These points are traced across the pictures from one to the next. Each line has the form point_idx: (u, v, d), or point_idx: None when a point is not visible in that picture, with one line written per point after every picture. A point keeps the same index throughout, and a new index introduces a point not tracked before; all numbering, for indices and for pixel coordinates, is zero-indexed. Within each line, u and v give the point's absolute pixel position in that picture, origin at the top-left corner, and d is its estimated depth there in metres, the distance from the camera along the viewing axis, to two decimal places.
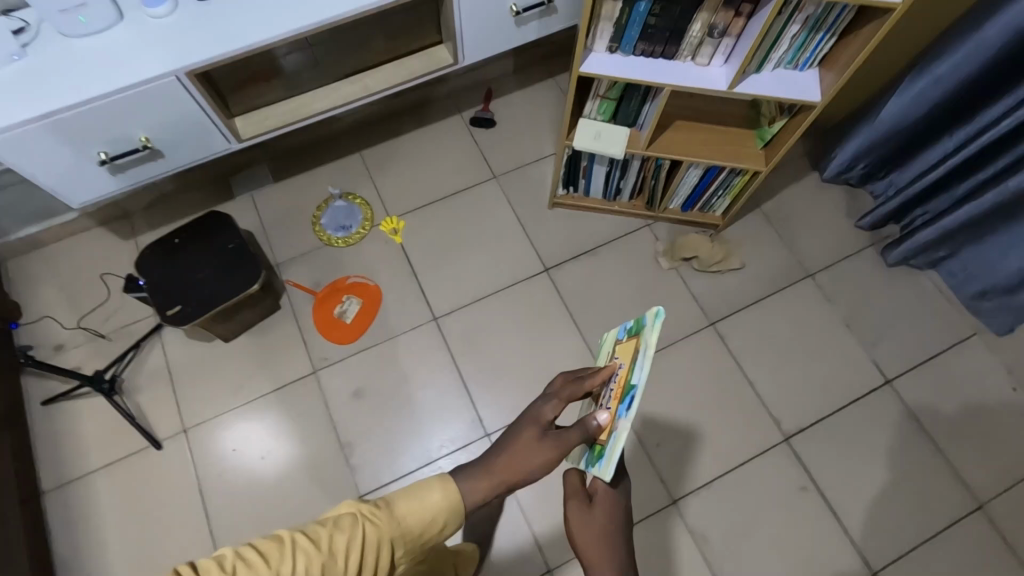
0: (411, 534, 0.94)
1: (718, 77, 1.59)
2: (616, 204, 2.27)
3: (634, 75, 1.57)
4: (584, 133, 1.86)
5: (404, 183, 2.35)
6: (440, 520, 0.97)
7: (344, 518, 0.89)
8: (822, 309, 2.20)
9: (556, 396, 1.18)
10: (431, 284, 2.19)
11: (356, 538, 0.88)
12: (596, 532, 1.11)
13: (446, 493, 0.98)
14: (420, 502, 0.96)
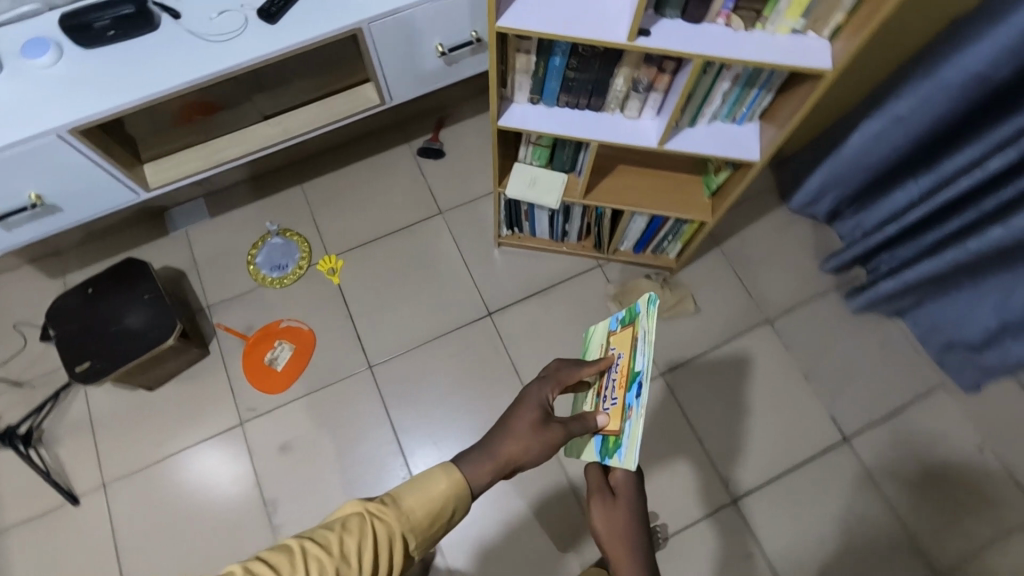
0: (424, 523, 0.96)
1: (649, 131, 1.47)
2: (565, 245, 2.15)
3: (556, 128, 1.45)
4: (518, 180, 1.75)
5: (345, 219, 2.25)
6: (447, 508, 0.99)
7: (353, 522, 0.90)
8: (779, 359, 2.07)
9: (555, 384, 1.28)
10: (367, 329, 2.10)
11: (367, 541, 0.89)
12: (621, 520, 1.19)
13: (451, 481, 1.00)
14: (427, 491, 0.98)
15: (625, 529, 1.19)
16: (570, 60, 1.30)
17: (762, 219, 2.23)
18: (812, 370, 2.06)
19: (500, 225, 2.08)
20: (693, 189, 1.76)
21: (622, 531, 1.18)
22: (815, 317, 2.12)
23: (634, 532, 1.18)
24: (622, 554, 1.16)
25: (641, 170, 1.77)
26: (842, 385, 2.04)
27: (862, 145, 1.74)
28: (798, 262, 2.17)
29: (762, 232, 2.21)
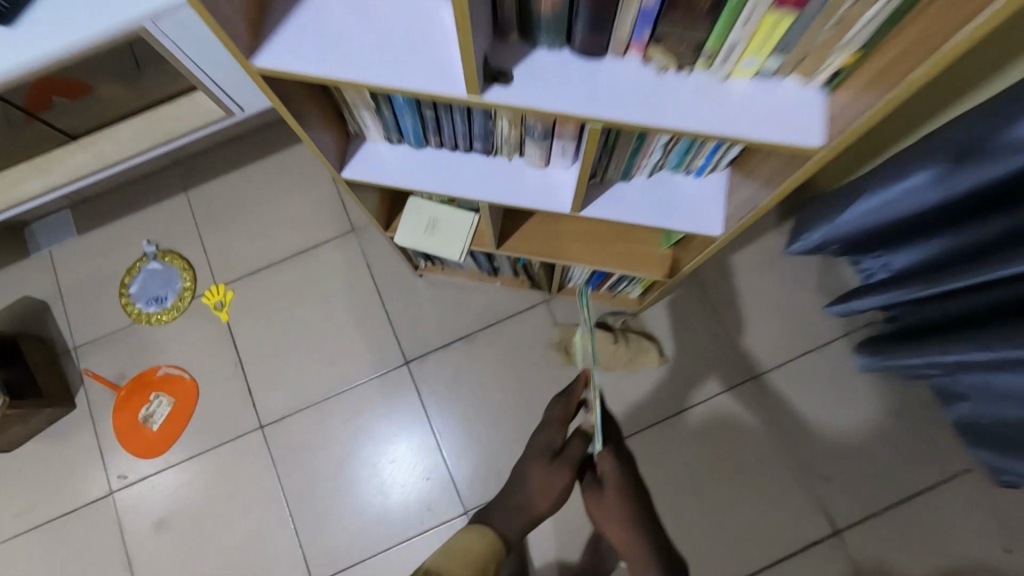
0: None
1: (562, 186, 1.01)
2: (499, 280, 1.72)
3: (426, 182, 1.01)
4: (412, 224, 1.30)
5: (236, 237, 1.84)
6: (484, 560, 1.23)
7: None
8: (760, 425, 1.68)
9: (551, 424, 1.39)
10: (259, 379, 1.75)
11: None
12: (611, 506, 1.26)
13: (483, 535, 1.29)
14: (465, 547, 1.25)
15: (619, 510, 1.26)
16: (419, 99, 0.83)
17: (753, 242, 1.78)
18: (801, 441, 1.66)
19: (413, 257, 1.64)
20: (647, 236, 1.31)
21: (616, 515, 1.26)
22: (811, 372, 1.70)
23: (628, 513, 1.26)
24: (625, 537, 1.26)
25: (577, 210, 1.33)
26: (838, 460, 1.64)
27: (869, 210, 1.21)
28: (792, 296, 1.75)
29: (750, 258, 1.77)
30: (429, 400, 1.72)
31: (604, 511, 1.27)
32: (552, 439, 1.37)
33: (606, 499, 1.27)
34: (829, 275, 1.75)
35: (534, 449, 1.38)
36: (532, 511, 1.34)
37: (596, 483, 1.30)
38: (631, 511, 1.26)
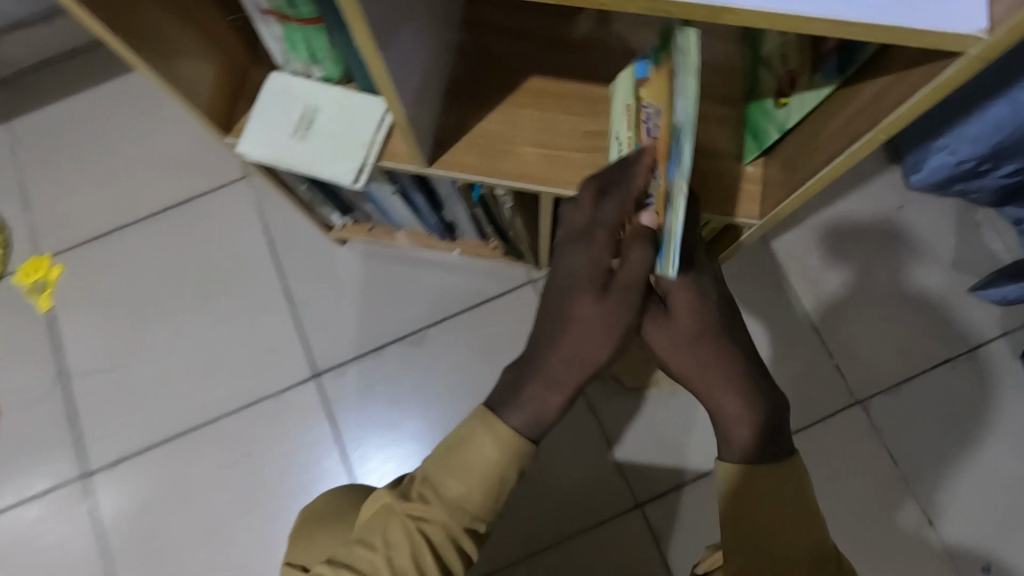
0: (486, 509, 0.57)
1: None
2: (458, 245, 1.09)
3: None
4: (272, 116, 0.70)
5: (70, 186, 1.22)
6: (501, 480, 0.57)
7: (392, 530, 0.55)
8: (874, 479, 1.05)
9: (586, 196, 0.60)
10: (89, 401, 1.12)
11: (422, 549, 0.55)
12: (700, 353, 0.59)
13: (498, 440, 0.56)
14: (467, 454, 0.56)
15: (715, 359, 0.58)
16: None
17: (853, 193, 1.15)
18: (938, 504, 1.04)
19: (317, 208, 1.02)
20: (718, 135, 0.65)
21: (706, 367, 0.58)
22: (949, 393, 1.08)
23: (725, 359, 0.58)
24: (732, 403, 0.57)
25: (584, 92, 0.70)
26: (1000, 534, 1.03)
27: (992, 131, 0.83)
28: (916, 275, 1.12)
29: (849, 219, 1.15)
30: (349, 435, 1.09)
31: (679, 352, 0.59)
32: (590, 254, 0.58)
33: (686, 333, 0.59)
34: (972, 244, 1.13)
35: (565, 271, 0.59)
36: (566, 359, 0.58)
37: (665, 308, 0.60)
38: (733, 361, 0.58)
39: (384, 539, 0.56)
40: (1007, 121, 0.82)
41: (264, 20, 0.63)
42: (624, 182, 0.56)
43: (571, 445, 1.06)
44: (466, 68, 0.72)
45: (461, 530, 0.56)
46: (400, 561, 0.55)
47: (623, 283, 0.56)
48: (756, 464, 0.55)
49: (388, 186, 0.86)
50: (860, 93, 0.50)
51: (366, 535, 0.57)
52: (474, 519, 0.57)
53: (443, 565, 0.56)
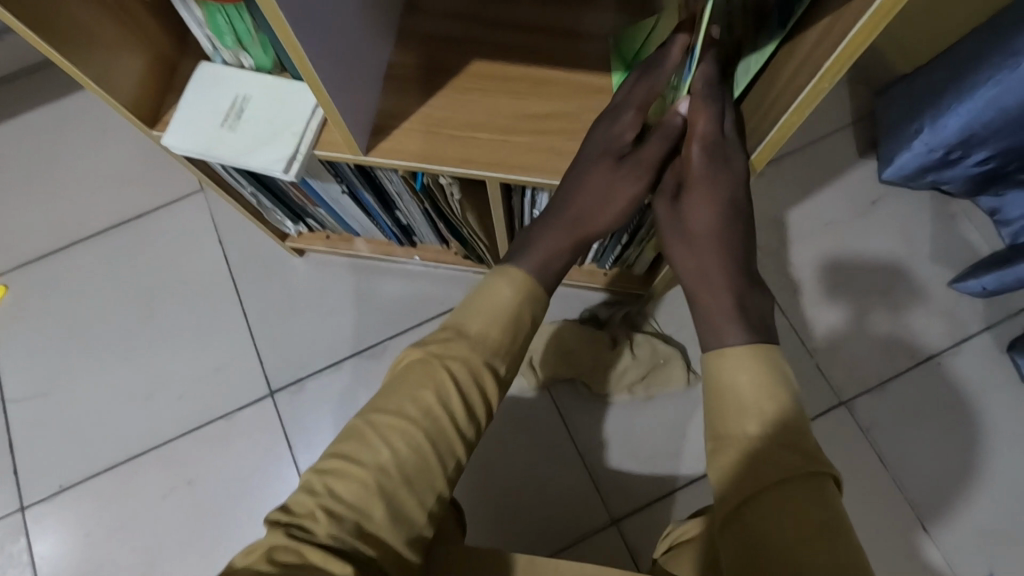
0: (507, 347, 0.55)
1: None
2: (418, 252, 1.05)
3: None
4: (200, 106, 0.66)
5: (15, 205, 1.17)
6: (518, 318, 0.56)
7: (415, 373, 0.52)
8: (865, 484, 0.99)
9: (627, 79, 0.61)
10: (28, 430, 1.05)
11: (450, 387, 0.52)
12: (700, 241, 0.56)
13: (513, 279, 0.56)
14: (485, 297, 0.56)
15: (710, 249, 0.56)
16: None
17: (825, 189, 1.12)
18: (934, 508, 0.98)
19: (268, 215, 0.97)
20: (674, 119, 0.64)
21: (700, 254, 0.56)
22: (937, 390, 1.03)
23: (721, 250, 0.56)
24: (714, 295, 0.54)
25: (529, 75, 0.68)
26: (1003, 539, 0.96)
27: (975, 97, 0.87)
28: (894, 270, 1.09)
29: (823, 215, 1.11)
30: (306, 457, 1.02)
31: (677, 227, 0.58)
32: (618, 128, 0.60)
33: (692, 220, 0.57)
34: (949, 236, 1.10)
35: (590, 142, 0.61)
36: (578, 223, 0.62)
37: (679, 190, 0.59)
38: (730, 254, 0.56)
39: (406, 383, 0.52)
40: (983, 101, 0.86)
41: (184, 4, 0.60)
42: (653, 69, 0.58)
43: (543, 458, 1.00)
44: (408, 55, 0.69)
45: (485, 365, 0.53)
46: (426, 400, 0.51)
47: (642, 159, 0.60)
48: (722, 348, 0.51)
49: (336, 186, 0.83)
50: (809, 39, 0.46)
51: (388, 388, 0.53)
52: (496, 357, 0.54)
53: (469, 404, 0.52)
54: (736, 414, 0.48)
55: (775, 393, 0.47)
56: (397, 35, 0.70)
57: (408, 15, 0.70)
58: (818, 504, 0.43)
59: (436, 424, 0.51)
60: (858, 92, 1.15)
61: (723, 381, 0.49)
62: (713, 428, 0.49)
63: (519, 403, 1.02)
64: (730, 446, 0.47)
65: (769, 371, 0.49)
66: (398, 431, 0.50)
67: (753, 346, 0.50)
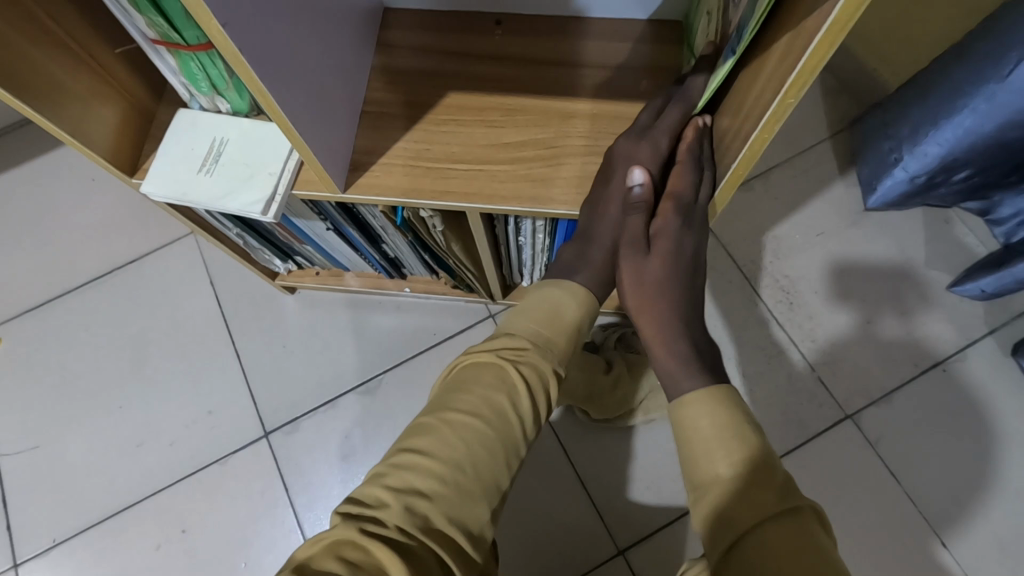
0: (567, 352, 0.57)
1: None
2: (409, 284, 1.04)
3: None
4: (177, 154, 0.67)
5: (8, 258, 1.18)
6: (577, 326, 0.59)
7: (485, 373, 0.53)
8: (878, 501, 0.96)
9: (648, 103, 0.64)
10: (22, 484, 1.04)
11: (521, 388, 0.53)
12: (660, 286, 0.61)
13: (575, 292, 0.60)
14: (546, 305, 0.59)
15: (664, 296, 0.61)
16: None
17: (815, 200, 1.12)
18: (950, 522, 0.95)
19: (256, 256, 0.97)
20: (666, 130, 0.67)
21: (652, 303, 0.61)
22: (946, 400, 1.01)
23: (672, 304, 0.61)
24: (663, 343, 0.59)
25: (503, 105, 0.68)
26: None
27: (955, 127, 0.87)
28: (893, 278, 1.07)
29: (814, 226, 1.11)
30: (303, 499, 1.00)
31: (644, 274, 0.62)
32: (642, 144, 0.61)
33: (649, 272, 0.62)
34: (944, 241, 1.08)
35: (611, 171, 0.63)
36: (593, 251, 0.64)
37: (644, 242, 0.62)
38: (680, 310, 0.61)
39: (478, 382, 0.53)
40: (962, 129, 0.86)
41: (156, 52, 0.60)
42: (683, 97, 0.61)
43: (545, 489, 0.97)
44: (383, 91, 0.70)
45: (551, 368, 0.55)
46: (499, 399, 0.52)
47: (637, 196, 0.62)
48: (682, 395, 0.54)
49: (320, 223, 0.83)
50: (773, 54, 0.46)
51: (456, 387, 0.54)
52: (560, 362, 0.57)
53: (535, 408, 0.54)
54: (707, 453, 0.49)
55: (744, 432, 0.49)
56: (372, 73, 0.71)
57: (384, 55, 0.71)
58: (797, 538, 0.43)
59: (508, 423, 0.52)
60: (840, 103, 1.16)
61: (691, 425, 0.51)
62: (690, 476, 0.50)
63: None
64: (710, 491, 0.48)
65: (731, 413, 0.51)
66: (472, 427, 0.50)
67: (714, 389, 0.53)
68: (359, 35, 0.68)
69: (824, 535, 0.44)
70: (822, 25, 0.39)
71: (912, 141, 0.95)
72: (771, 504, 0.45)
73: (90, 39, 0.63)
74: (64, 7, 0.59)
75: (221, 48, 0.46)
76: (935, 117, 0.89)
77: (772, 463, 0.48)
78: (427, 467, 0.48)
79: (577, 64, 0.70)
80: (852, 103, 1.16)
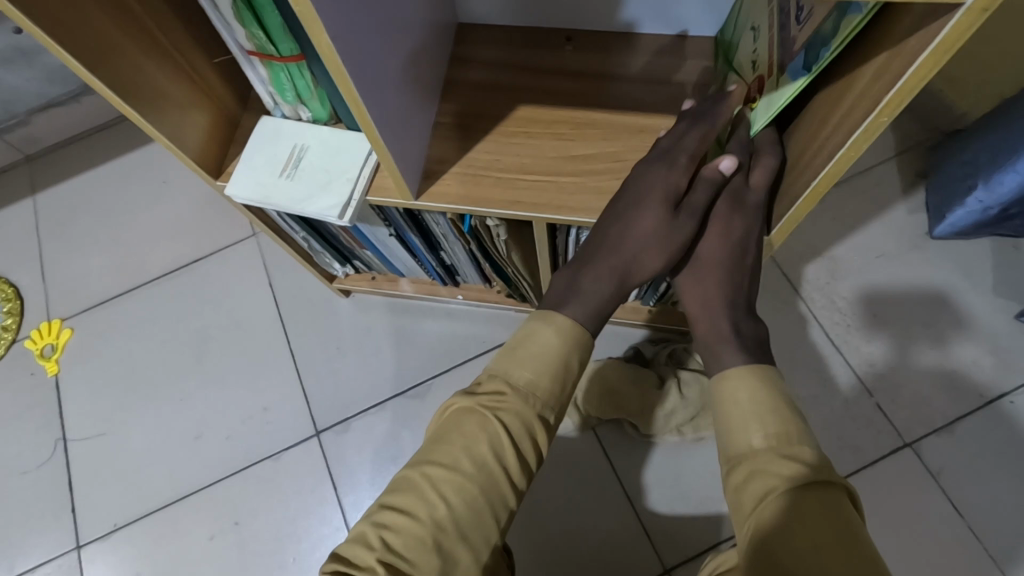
0: (558, 394, 0.55)
1: None
2: (461, 291, 1.06)
3: None
4: (260, 159, 0.70)
5: (86, 253, 1.25)
6: (567, 367, 0.55)
7: (466, 424, 0.52)
8: (939, 533, 0.93)
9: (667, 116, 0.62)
10: (88, 469, 1.09)
11: (503, 440, 0.51)
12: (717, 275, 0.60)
13: (561, 326, 0.56)
14: (532, 346, 0.55)
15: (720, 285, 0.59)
16: None
17: (874, 221, 1.10)
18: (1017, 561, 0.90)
19: (318, 259, 1.01)
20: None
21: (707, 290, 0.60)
22: (1014, 434, 0.96)
23: (725, 289, 0.59)
24: (713, 324, 0.57)
25: (571, 119, 0.70)
26: None
27: None
28: (957, 304, 1.04)
29: (873, 247, 1.08)
30: (350, 497, 1.02)
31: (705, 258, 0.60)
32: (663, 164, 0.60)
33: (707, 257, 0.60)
34: (1012, 268, 1.05)
35: (633, 185, 0.61)
36: (603, 264, 0.60)
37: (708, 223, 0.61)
38: (735, 295, 0.59)
39: (459, 434, 0.52)
40: None
41: (250, 63, 0.64)
42: (710, 115, 0.60)
43: (592, 501, 0.97)
44: (455, 103, 0.72)
45: (537, 416, 0.53)
46: (480, 453, 0.51)
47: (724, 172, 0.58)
48: (723, 370, 0.54)
49: (384, 230, 0.85)
50: (864, 74, 0.47)
51: (439, 438, 0.53)
52: (546, 406, 0.54)
53: (522, 455, 0.52)
54: (742, 424, 0.49)
55: (781, 408, 0.49)
56: (445, 87, 0.73)
57: (457, 70, 0.74)
58: (829, 513, 0.43)
59: (491, 477, 0.50)
60: (902, 122, 1.12)
61: (727, 398, 0.52)
62: (724, 450, 0.50)
63: (566, 443, 1.00)
64: (742, 463, 0.48)
65: (772, 390, 0.51)
66: (451, 485, 0.49)
67: (751, 365, 0.53)
68: (434, 50, 0.71)
69: (857, 517, 0.44)
70: (927, 44, 0.41)
71: (988, 165, 0.94)
72: (807, 474, 0.45)
73: (189, 53, 0.67)
74: (171, 23, 0.64)
75: (326, 58, 0.50)
76: (1017, 141, 0.90)
77: (808, 440, 0.48)
78: (402, 528, 0.48)
79: (645, 78, 0.71)
80: (912, 124, 1.13)
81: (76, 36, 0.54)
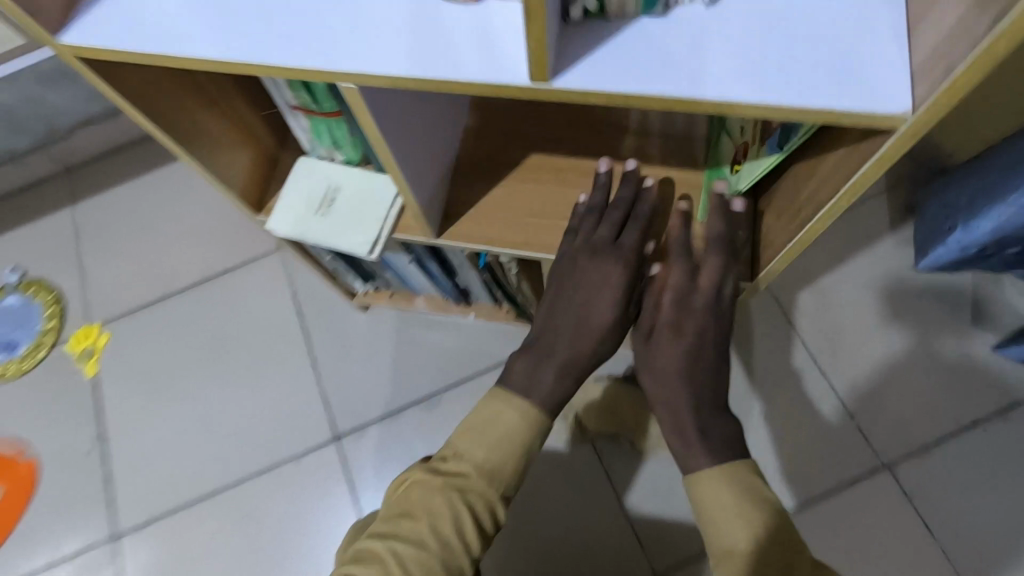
0: (513, 476, 0.64)
1: (480, 42, 0.44)
2: (473, 310, 1.14)
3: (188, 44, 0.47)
4: (298, 197, 0.78)
5: (122, 261, 1.34)
6: (522, 451, 0.64)
7: (431, 502, 0.60)
8: (908, 548, 1.00)
9: (604, 215, 0.70)
10: (123, 465, 1.17)
11: (463, 518, 0.60)
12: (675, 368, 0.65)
13: (520, 414, 0.64)
14: (494, 431, 0.64)
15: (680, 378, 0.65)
16: None
17: (862, 253, 1.16)
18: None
19: (341, 277, 1.09)
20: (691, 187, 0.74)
21: (669, 382, 0.65)
22: (983, 458, 1.03)
23: (685, 382, 0.65)
24: (675, 415, 0.64)
25: (578, 167, 0.77)
26: None
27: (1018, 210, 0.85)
28: (936, 334, 1.11)
29: (860, 278, 1.15)
30: (366, 497, 1.11)
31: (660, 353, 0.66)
32: (605, 265, 0.68)
33: (663, 351, 0.66)
34: (990, 302, 1.11)
35: (584, 281, 0.69)
36: (560, 357, 0.68)
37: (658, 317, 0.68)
38: (694, 387, 0.65)
39: (423, 511, 0.60)
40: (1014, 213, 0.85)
41: (294, 115, 0.72)
42: (639, 215, 0.70)
43: (588, 508, 1.05)
44: (473, 148, 0.79)
45: (494, 496, 0.62)
46: (442, 529, 0.59)
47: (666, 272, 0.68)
48: (695, 472, 0.62)
49: (405, 257, 0.92)
50: (834, 156, 0.54)
51: (405, 512, 0.61)
52: (502, 486, 0.63)
53: (478, 531, 0.61)
54: (722, 525, 0.58)
55: (749, 510, 0.58)
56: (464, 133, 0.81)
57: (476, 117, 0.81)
58: None
59: (450, 551, 0.59)
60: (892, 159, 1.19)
61: (705, 499, 0.60)
62: (710, 545, 0.59)
63: (566, 453, 1.07)
64: (724, 561, 0.57)
65: (740, 490, 0.59)
66: (416, 558, 0.58)
67: (725, 466, 0.61)
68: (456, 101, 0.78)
69: None
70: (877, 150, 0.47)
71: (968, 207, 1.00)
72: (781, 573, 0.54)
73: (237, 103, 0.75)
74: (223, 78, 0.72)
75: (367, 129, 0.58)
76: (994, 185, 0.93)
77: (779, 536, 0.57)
78: None
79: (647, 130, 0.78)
80: (903, 160, 1.20)
81: (151, 104, 0.62)
